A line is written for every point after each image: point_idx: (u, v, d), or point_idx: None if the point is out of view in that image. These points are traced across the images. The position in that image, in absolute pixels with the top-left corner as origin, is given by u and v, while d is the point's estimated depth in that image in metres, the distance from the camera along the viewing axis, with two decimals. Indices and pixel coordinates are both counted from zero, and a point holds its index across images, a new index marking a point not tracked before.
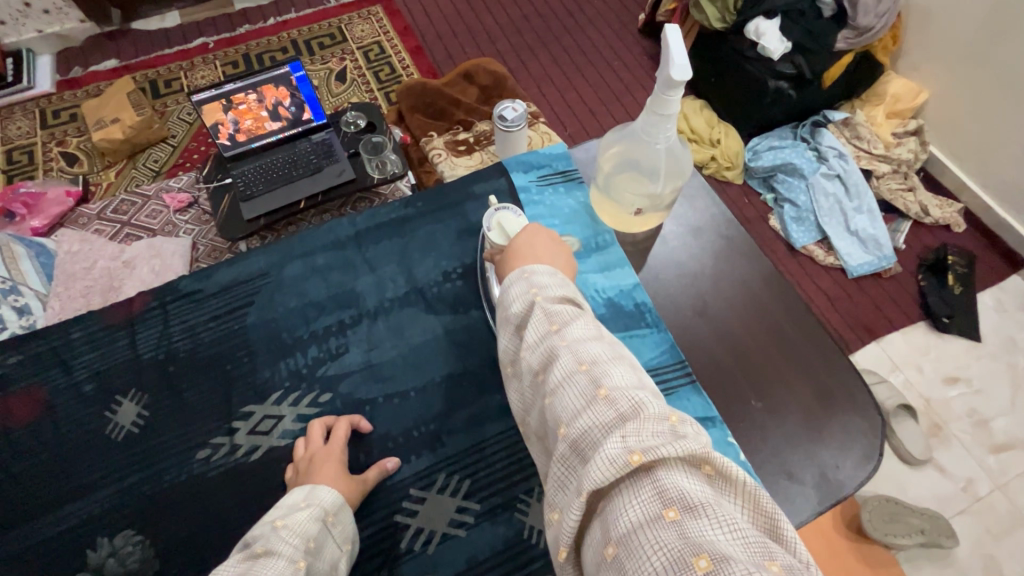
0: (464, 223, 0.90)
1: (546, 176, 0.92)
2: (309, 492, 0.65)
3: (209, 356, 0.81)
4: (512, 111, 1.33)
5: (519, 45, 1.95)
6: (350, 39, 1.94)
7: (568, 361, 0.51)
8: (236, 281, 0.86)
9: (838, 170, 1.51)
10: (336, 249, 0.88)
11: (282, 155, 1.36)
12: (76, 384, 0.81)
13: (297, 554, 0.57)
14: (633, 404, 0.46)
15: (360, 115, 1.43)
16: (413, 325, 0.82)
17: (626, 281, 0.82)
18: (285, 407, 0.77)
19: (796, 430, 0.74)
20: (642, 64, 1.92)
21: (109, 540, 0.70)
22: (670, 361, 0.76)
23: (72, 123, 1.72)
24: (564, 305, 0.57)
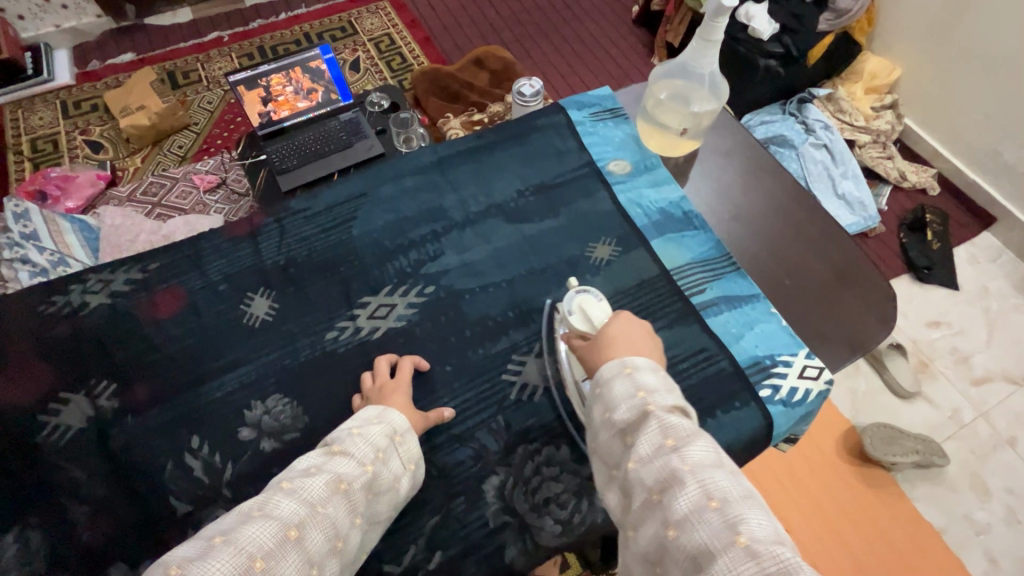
0: (530, 152, 1.02)
1: (597, 113, 1.07)
2: (381, 412, 0.72)
3: (321, 261, 0.91)
4: (529, 88, 1.43)
5: (522, 35, 2.07)
6: (360, 31, 2.03)
7: (696, 493, 0.53)
8: (337, 201, 0.96)
9: (824, 141, 1.65)
10: (421, 174, 0.99)
11: (313, 132, 1.43)
12: (212, 283, 0.88)
13: (366, 458, 0.65)
14: (778, 563, 0.46)
15: (384, 97, 1.53)
16: (498, 232, 0.94)
17: (675, 194, 0.98)
18: (397, 297, 0.88)
19: (825, 302, 0.91)
20: (638, 51, 2.05)
21: (262, 403, 0.79)
22: (717, 256, 0.92)
23: (94, 113, 1.77)
24: (679, 418, 0.60)
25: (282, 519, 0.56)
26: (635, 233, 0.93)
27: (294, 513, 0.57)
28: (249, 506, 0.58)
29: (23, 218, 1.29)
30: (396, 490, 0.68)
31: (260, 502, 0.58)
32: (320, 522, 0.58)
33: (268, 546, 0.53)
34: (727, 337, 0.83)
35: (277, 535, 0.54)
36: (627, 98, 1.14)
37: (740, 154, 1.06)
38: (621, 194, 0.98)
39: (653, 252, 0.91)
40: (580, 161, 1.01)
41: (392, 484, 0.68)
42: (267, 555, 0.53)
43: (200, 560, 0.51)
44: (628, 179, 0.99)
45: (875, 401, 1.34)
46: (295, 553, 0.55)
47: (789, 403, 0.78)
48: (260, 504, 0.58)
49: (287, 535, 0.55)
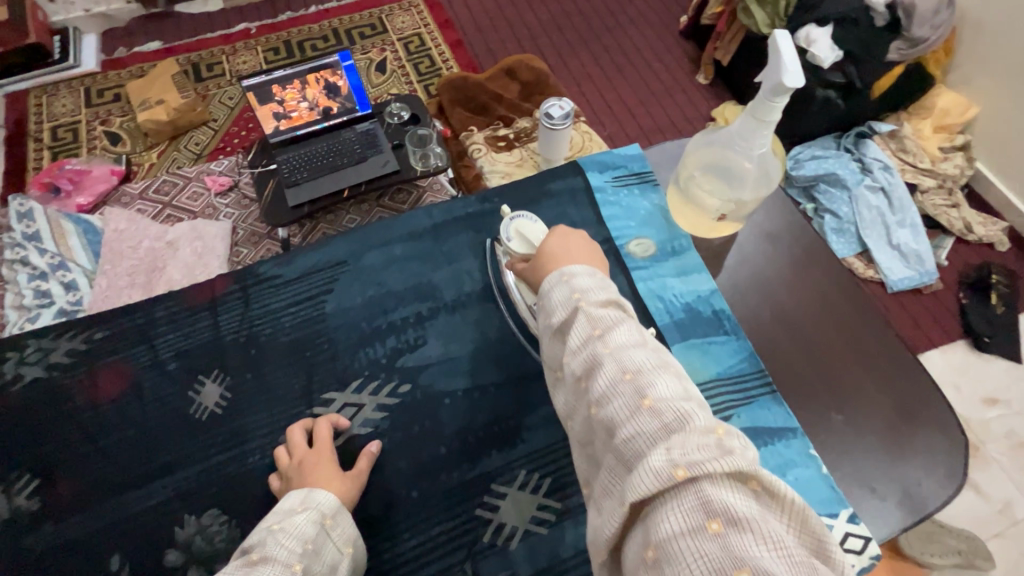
0: (539, 221, 0.93)
1: (621, 177, 0.98)
2: (305, 496, 0.66)
3: (289, 341, 0.84)
4: (558, 110, 1.32)
5: (559, 43, 1.94)
6: (390, 29, 1.94)
7: (612, 370, 0.53)
8: (316, 268, 0.90)
9: (883, 183, 1.49)
10: (411, 242, 0.92)
11: (327, 144, 1.36)
12: (160, 362, 0.84)
13: (292, 557, 0.57)
14: (679, 415, 0.47)
15: (404, 107, 1.44)
16: (487, 324, 0.85)
17: (703, 287, 0.87)
18: (365, 396, 0.80)
19: (877, 444, 0.77)
20: (683, 66, 1.91)
21: (195, 518, 0.73)
22: (750, 371, 0.80)
23: (116, 103, 1.74)
24: (608, 310, 0.59)
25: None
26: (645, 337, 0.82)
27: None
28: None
29: (26, 218, 1.26)
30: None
31: None
32: None
33: None
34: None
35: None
36: (658, 158, 1.03)
37: (788, 251, 0.94)
38: (643, 279, 0.87)
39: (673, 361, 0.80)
40: (595, 237, 0.91)
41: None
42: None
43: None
44: (650, 263, 0.89)
45: None
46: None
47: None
48: None
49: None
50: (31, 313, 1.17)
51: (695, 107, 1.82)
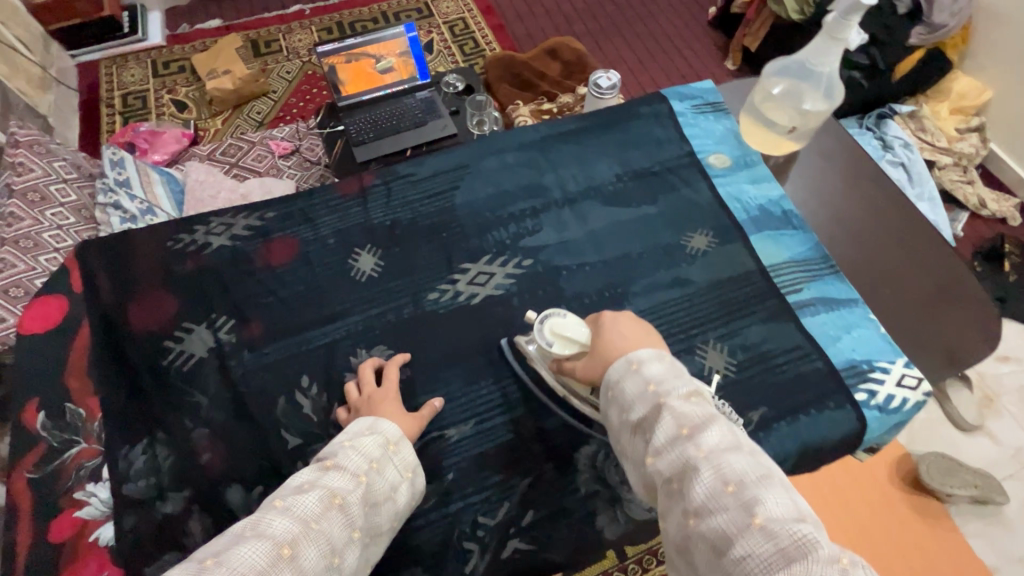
0: (630, 138, 1.03)
1: (699, 106, 1.08)
2: (372, 423, 0.70)
3: (424, 225, 0.95)
4: (606, 80, 1.43)
5: (596, 29, 2.06)
6: (436, 14, 2.06)
7: (712, 479, 0.52)
8: (442, 170, 1.01)
9: (903, 159, 1.58)
10: (524, 150, 1.02)
11: (389, 107, 1.47)
12: (322, 237, 0.94)
13: (360, 471, 0.64)
14: (795, 540, 0.46)
15: (459, 78, 1.55)
16: (596, 215, 0.95)
17: (774, 193, 0.98)
18: (495, 267, 0.91)
19: (926, 315, 0.92)
20: (712, 53, 2.02)
21: (366, 351, 0.84)
22: (816, 258, 0.91)
23: (181, 74, 1.85)
24: (693, 405, 0.58)
25: (275, 538, 0.54)
26: (732, 227, 0.93)
27: (288, 531, 0.55)
28: (242, 526, 0.55)
29: (118, 166, 1.36)
30: (394, 499, 0.66)
31: (251, 523, 0.56)
32: (315, 539, 0.55)
33: (259, 566, 0.51)
34: (823, 339, 0.83)
35: (269, 554, 0.52)
36: (729, 95, 1.15)
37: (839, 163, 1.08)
38: (720, 185, 0.98)
39: (751, 247, 0.91)
40: (680, 150, 1.02)
41: (389, 496, 0.66)
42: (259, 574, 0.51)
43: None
44: (727, 172, 1.00)
45: (931, 430, 1.31)
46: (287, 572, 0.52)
47: (885, 410, 0.78)
48: (252, 524, 0.55)
49: (281, 554, 0.53)
50: None
51: None
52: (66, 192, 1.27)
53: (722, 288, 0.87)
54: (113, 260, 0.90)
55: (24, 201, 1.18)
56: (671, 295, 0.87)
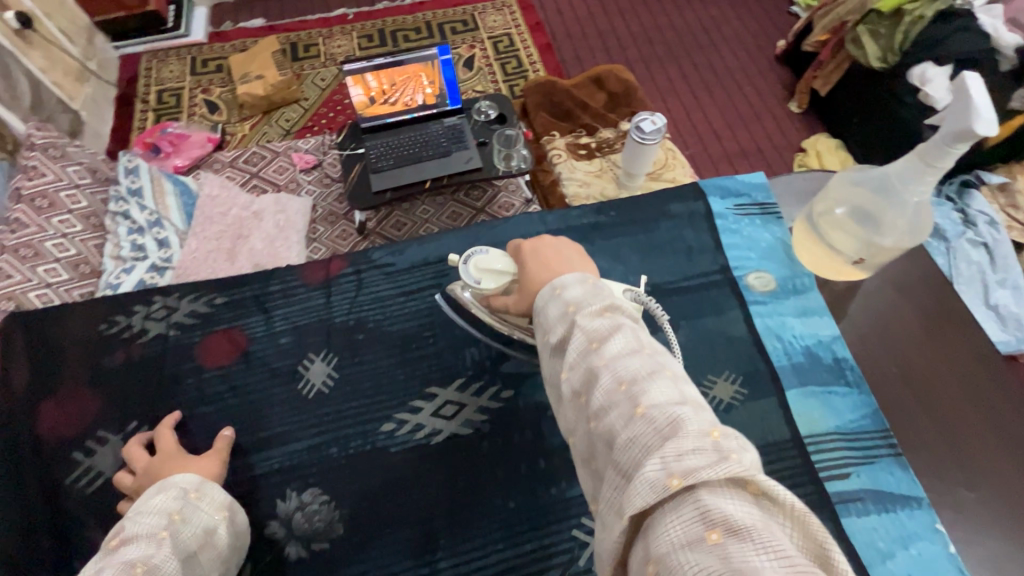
0: (656, 242, 0.91)
1: (745, 205, 0.96)
2: (161, 483, 0.66)
3: (397, 330, 0.86)
4: (650, 124, 1.30)
5: (650, 56, 1.92)
6: (482, 27, 1.96)
7: (607, 381, 0.49)
8: (424, 262, 0.92)
9: (986, 238, 1.38)
10: (523, 246, 0.92)
11: (414, 133, 1.40)
12: (274, 334, 0.86)
13: (157, 529, 0.59)
14: (671, 421, 0.43)
15: (492, 106, 1.45)
16: None
17: (825, 332, 0.84)
18: (468, 396, 0.80)
19: (1015, 529, 0.72)
20: (775, 92, 1.84)
21: (297, 493, 0.73)
22: (870, 428, 0.76)
23: (218, 73, 1.82)
24: (605, 318, 0.54)
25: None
26: (766, 373, 0.80)
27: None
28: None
29: (132, 174, 1.32)
30: (213, 541, 0.62)
31: None
32: None
33: None
34: (866, 552, 0.68)
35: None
36: (781, 189, 1.02)
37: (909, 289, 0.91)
38: (759, 315, 0.85)
39: (787, 407, 0.77)
40: (712, 265, 0.89)
41: (208, 537, 0.62)
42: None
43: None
44: (770, 300, 0.87)
45: None
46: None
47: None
48: None
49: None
50: (126, 265, 1.21)
51: (785, 136, 1.75)
52: (77, 198, 1.24)
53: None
54: (39, 348, 0.84)
55: (31, 207, 1.16)
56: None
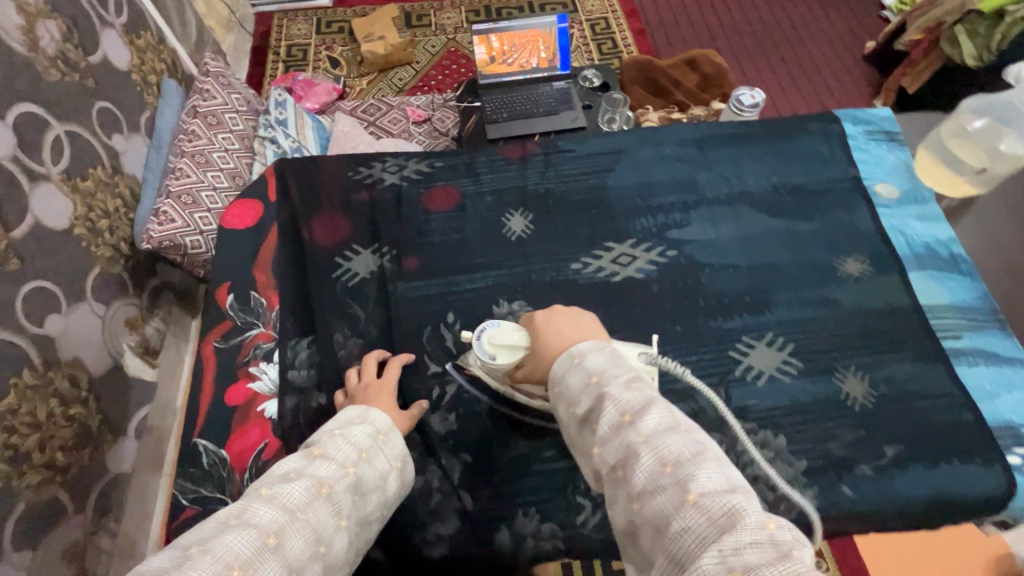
0: (793, 151, 1.06)
1: (872, 132, 1.10)
2: (362, 412, 0.76)
3: (579, 199, 1.02)
4: (749, 98, 1.41)
5: (739, 48, 2.01)
6: (581, 10, 2.08)
7: (651, 462, 0.55)
8: (600, 151, 1.07)
9: None
10: (683, 146, 1.07)
11: (527, 92, 1.52)
12: (481, 192, 1.04)
13: (347, 461, 0.68)
14: (727, 512, 0.50)
15: (597, 74, 1.57)
16: (748, 219, 0.99)
17: (942, 234, 0.98)
18: (639, 252, 0.96)
19: None
20: (861, 89, 1.91)
21: (508, 304, 0.92)
22: (981, 307, 0.91)
23: (340, 34, 2.01)
24: (634, 393, 0.61)
25: (260, 527, 0.58)
26: (891, 259, 0.94)
27: (273, 521, 0.59)
28: (228, 514, 0.59)
29: (280, 106, 1.51)
30: (382, 489, 0.71)
31: (238, 509, 0.60)
32: (299, 529, 0.59)
33: (246, 555, 0.55)
34: (976, 391, 0.83)
35: (255, 544, 0.56)
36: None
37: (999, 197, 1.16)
38: (885, 215, 0.99)
39: (909, 284, 0.92)
40: (846, 173, 1.04)
41: (380, 483, 0.71)
42: (245, 562, 0.55)
43: (176, 569, 0.52)
44: (894, 205, 1.01)
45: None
46: (273, 561, 0.56)
47: None
48: (237, 512, 0.59)
49: (266, 543, 0.57)
50: None
51: None
52: (236, 121, 1.43)
53: (869, 318, 0.88)
54: (303, 178, 1.04)
55: (204, 123, 1.36)
56: (816, 313, 0.89)
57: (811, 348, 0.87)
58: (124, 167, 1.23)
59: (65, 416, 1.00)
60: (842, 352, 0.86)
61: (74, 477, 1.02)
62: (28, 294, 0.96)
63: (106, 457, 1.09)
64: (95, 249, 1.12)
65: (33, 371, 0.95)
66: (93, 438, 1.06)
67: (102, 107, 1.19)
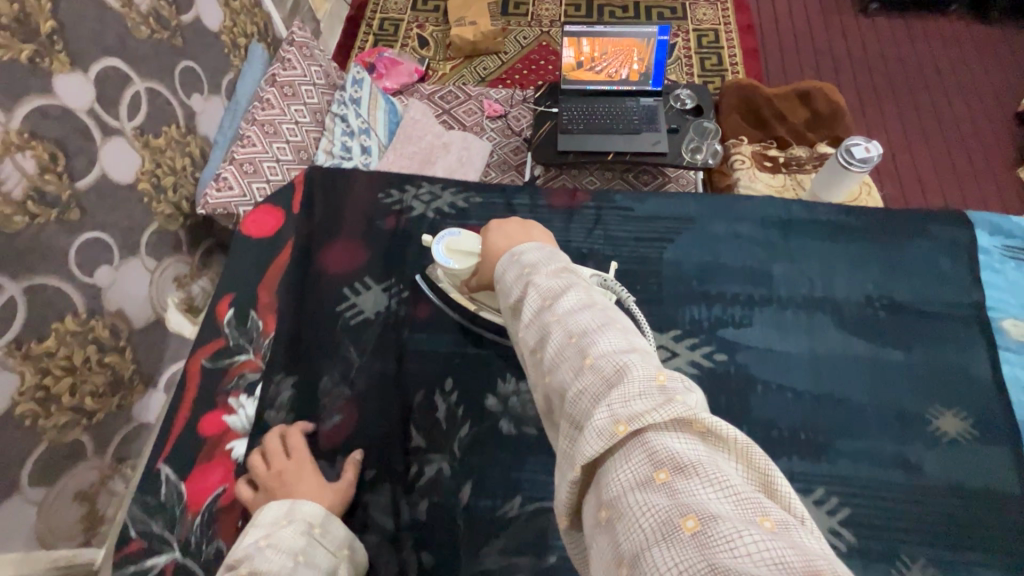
0: (901, 261, 0.90)
1: (1015, 249, 0.93)
2: (290, 507, 0.69)
3: (622, 269, 0.91)
4: (862, 151, 1.23)
5: (864, 84, 1.77)
6: (690, 18, 1.90)
7: (558, 335, 0.48)
8: (662, 216, 0.96)
9: None
10: (763, 227, 0.94)
11: (610, 105, 1.42)
12: None
13: (283, 570, 0.61)
14: (617, 368, 0.43)
15: (691, 96, 1.43)
16: (824, 331, 0.85)
17: None
18: (681, 347, 0.83)
19: None
20: (1005, 154, 1.64)
21: (516, 381, 0.85)
22: None
23: (433, 13, 1.96)
24: (558, 277, 0.54)
25: None
26: (1003, 424, 0.78)
27: None
28: None
29: (356, 85, 1.49)
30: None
31: None
32: None
33: None
34: None
35: None
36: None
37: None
38: (1009, 362, 0.83)
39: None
40: (967, 299, 0.87)
41: None
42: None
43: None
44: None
45: None
46: None
47: None
48: None
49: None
50: (335, 161, 1.38)
51: (1004, 201, 1.56)
52: (312, 94, 1.43)
53: (960, 498, 0.73)
54: (330, 196, 1.02)
55: (279, 93, 1.36)
56: (887, 475, 0.74)
57: (872, 522, 0.71)
58: (197, 128, 1.26)
59: (99, 363, 1.04)
60: (911, 536, 0.70)
61: (100, 422, 1.06)
62: (83, 244, 0.99)
63: (133, 407, 1.14)
64: (156, 205, 1.15)
65: (76, 318, 0.99)
66: (123, 387, 1.11)
67: (186, 67, 1.21)
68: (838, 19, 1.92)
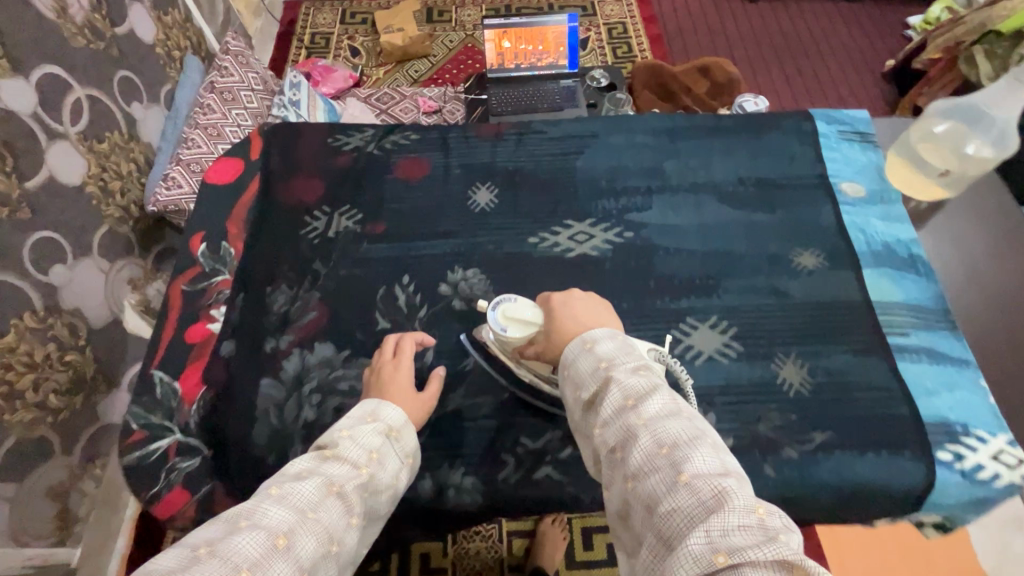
0: (767, 143, 1.07)
1: (845, 132, 1.10)
2: (375, 408, 0.75)
3: (545, 177, 1.06)
4: (752, 104, 1.42)
5: (755, 58, 2.01)
6: (600, 14, 2.10)
7: (649, 443, 0.56)
8: (569, 134, 1.11)
9: None
10: (655, 135, 1.09)
11: (533, 87, 1.57)
12: (449, 164, 1.08)
13: (360, 461, 0.67)
14: (714, 493, 0.50)
15: (605, 76, 1.60)
16: (712, 208, 1.01)
17: (905, 235, 0.97)
18: (596, 230, 0.99)
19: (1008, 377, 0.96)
20: (877, 106, 1.89)
21: (462, 271, 0.97)
22: (934, 308, 0.90)
23: (362, 25, 2.07)
24: (640, 379, 0.63)
25: (270, 527, 0.55)
26: (847, 255, 0.94)
27: (284, 521, 0.56)
28: (234, 516, 0.57)
29: (294, 88, 1.56)
30: (393, 487, 0.71)
31: (245, 509, 0.57)
32: (311, 528, 0.57)
33: (256, 557, 0.52)
34: (914, 386, 0.82)
35: (265, 545, 0.53)
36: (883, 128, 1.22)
37: (968, 208, 1.13)
38: (849, 212, 0.99)
39: (863, 284, 0.92)
40: (812, 172, 1.04)
41: (392, 483, 0.70)
42: (253, 564, 0.52)
43: (184, 570, 0.49)
44: (858, 203, 1.01)
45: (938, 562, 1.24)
46: (283, 562, 0.53)
47: (970, 477, 0.76)
48: (247, 513, 0.56)
49: (275, 545, 0.54)
50: None
51: None
52: (251, 99, 1.49)
53: (819, 311, 0.89)
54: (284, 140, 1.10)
55: (219, 98, 1.42)
56: (765, 301, 0.91)
57: (755, 335, 0.88)
58: (140, 135, 1.30)
59: (60, 360, 1.05)
60: (783, 341, 0.87)
61: (66, 418, 1.07)
62: (36, 243, 1.02)
63: (98, 405, 1.15)
64: (105, 208, 1.18)
65: (35, 314, 1.00)
66: (87, 385, 1.12)
67: (124, 76, 1.26)
68: (728, 6, 2.16)
